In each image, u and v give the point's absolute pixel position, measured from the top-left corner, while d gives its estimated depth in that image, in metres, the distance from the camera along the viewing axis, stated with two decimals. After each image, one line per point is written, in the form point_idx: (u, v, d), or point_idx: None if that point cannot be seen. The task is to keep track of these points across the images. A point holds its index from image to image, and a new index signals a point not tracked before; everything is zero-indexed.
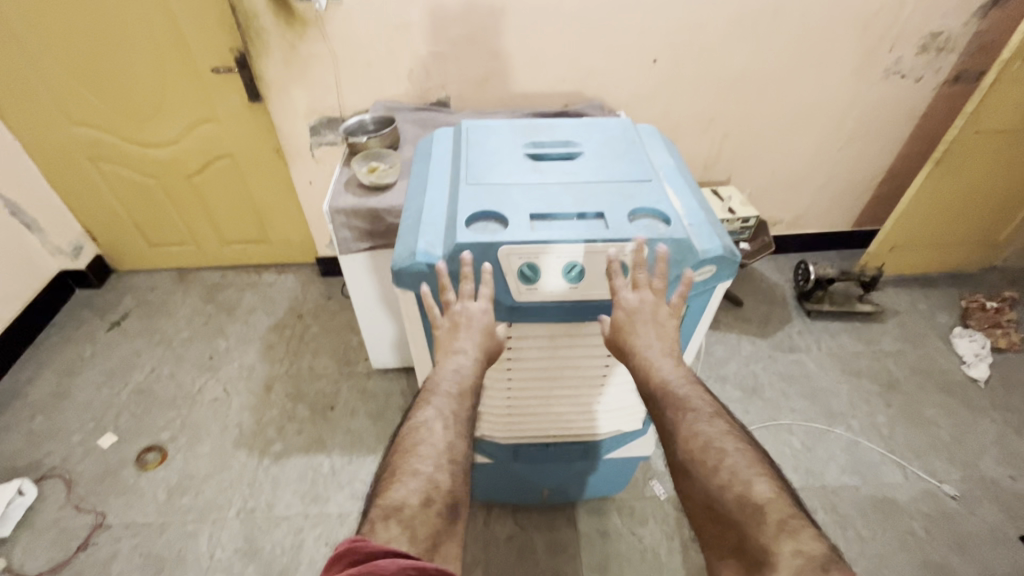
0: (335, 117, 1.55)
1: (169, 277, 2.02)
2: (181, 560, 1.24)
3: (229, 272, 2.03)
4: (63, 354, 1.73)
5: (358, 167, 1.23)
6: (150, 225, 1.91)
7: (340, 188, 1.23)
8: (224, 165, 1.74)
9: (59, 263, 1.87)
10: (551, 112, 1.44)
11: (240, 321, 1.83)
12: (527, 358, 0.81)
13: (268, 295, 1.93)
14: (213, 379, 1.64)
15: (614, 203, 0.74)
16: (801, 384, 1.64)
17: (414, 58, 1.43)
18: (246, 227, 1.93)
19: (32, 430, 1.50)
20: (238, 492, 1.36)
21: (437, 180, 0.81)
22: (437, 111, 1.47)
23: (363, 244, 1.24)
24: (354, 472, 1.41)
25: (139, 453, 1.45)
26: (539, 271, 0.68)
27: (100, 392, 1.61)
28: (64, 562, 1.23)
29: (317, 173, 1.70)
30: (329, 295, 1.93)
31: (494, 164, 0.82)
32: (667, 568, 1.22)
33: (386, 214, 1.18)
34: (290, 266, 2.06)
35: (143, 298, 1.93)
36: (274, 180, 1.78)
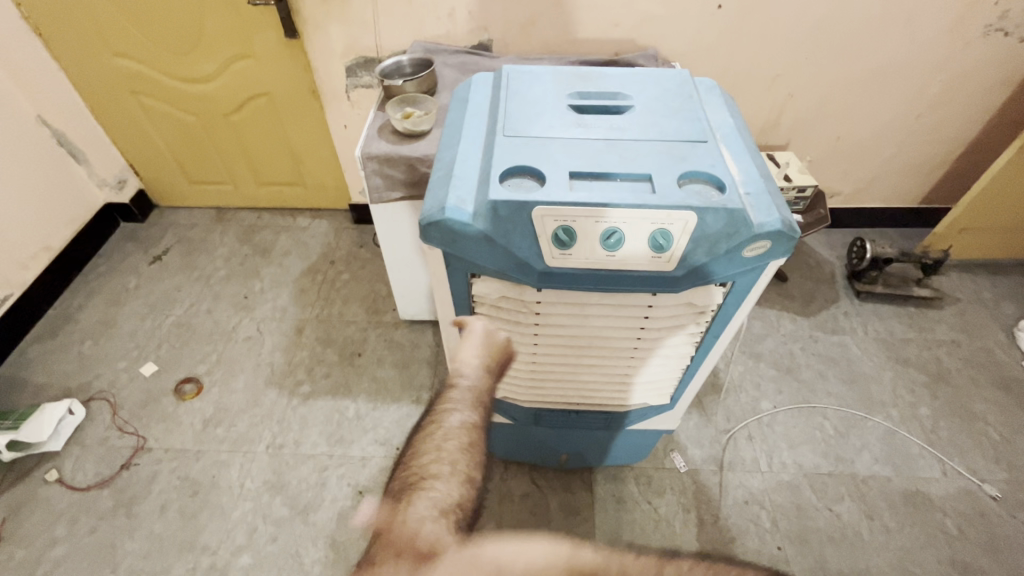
0: (372, 58, 1.48)
1: (208, 215, 2.05)
2: (215, 486, 1.31)
3: (265, 213, 2.05)
4: (110, 284, 1.80)
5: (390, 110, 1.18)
6: (190, 162, 1.92)
7: (375, 135, 1.19)
8: (261, 105, 1.71)
9: (105, 195, 1.91)
10: (600, 61, 1.34)
11: (275, 263, 1.86)
12: (555, 325, 0.77)
13: (302, 239, 1.94)
14: (247, 318, 1.68)
15: (664, 164, 0.67)
16: (841, 367, 1.56)
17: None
18: (282, 169, 1.92)
19: (82, 353, 1.59)
20: (268, 428, 1.42)
21: (473, 130, 0.76)
22: (478, 55, 1.38)
23: (395, 193, 1.20)
24: (378, 418, 1.44)
25: (178, 383, 1.52)
26: (575, 236, 0.63)
27: (143, 323, 1.68)
28: (110, 478, 1.32)
29: (352, 117, 1.66)
30: (361, 243, 1.93)
31: (535, 116, 0.75)
32: (680, 540, 1.22)
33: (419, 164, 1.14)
34: (324, 211, 2.05)
35: (183, 235, 1.97)
36: (310, 122, 1.75)
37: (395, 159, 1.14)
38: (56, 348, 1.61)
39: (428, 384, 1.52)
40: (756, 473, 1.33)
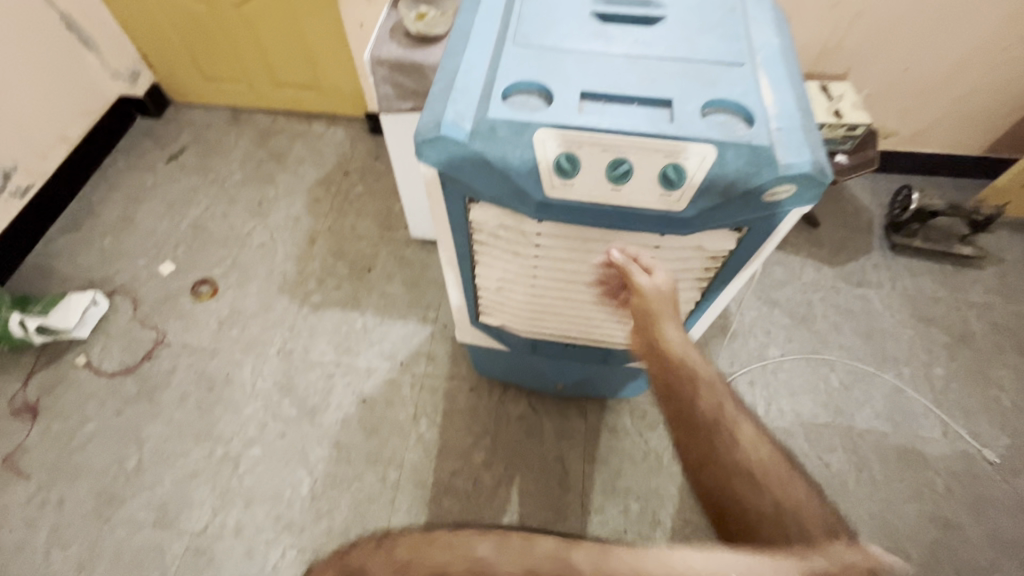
0: None
1: (223, 115, 1.99)
2: (230, 384, 1.38)
3: (280, 117, 1.98)
4: (129, 181, 1.80)
5: (404, 8, 1.08)
6: (203, 56, 1.84)
7: (387, 35, 1.09)
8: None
9: (119, 87, 1.87)
10: None
11: (289, 170, 1.83)
12: (555, 258, 0.74)
13: (317, 147, 1.89)
14: (261, 225, 1.69)
15: (688, 89, 0.59)
16: (860, 322, 1.50)
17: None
18: (296, 69, 1.83)
19: (104, 248, 1.64)
20: (279, 333, 1.47)
21: (484, 36, 0.68)
22: None
23: (406, 104, 1.12)
24: (385, 333, 1.47)
25: (194, 284, 1.56)
26: (578, 164, 0.57)
27: (161, 222, 1.70)
28: (133, 367, 1.41)
29: (368, 14, 1.53)
30: (377, 155, 1.87)
31: (553, 24, 0.67)
32: (666, 471, 1.26)
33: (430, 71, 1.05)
34: (340, 118, 1.97)
35: (199, 134, 1.94)
36: (324, 17, 1.63)
37: (405, 65, 1.06)
38: (79, 241, 1.65)
39: (436, 303, 1.53)
40: None
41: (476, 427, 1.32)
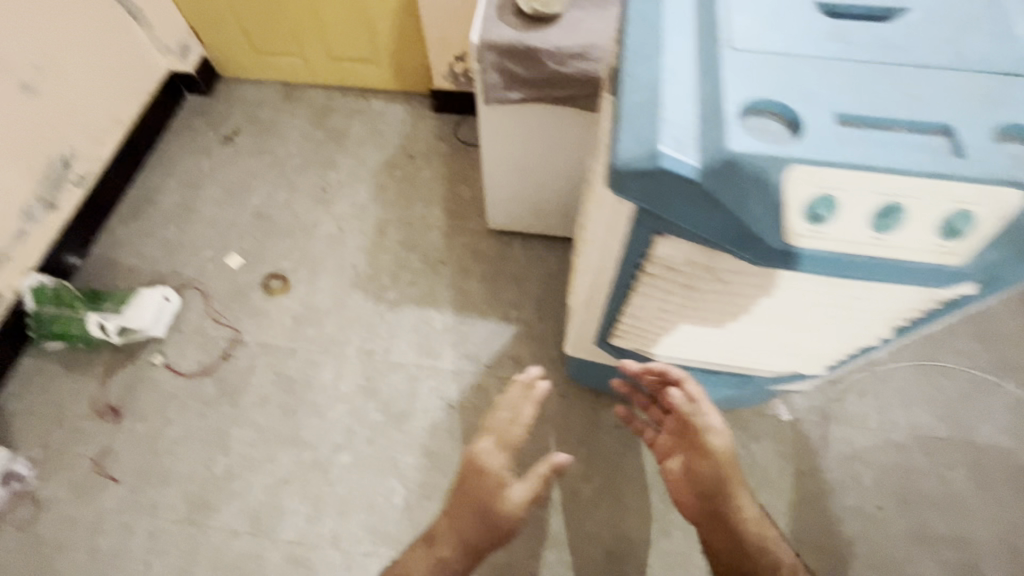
0: None
1: (275, 91, 1.87)
2: (310, 386, 1.34)
3: (336, 93, 1.86)
4: (184, 165, 1.72)
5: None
6: (255, 29, 1.72)
7: (493, 13, 0.97)
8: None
9: (169, 63, 1.76)
10: None
11: (350, 153, 1.72)
12: (741, 294, 0.65)
13: (377, 127, 1.77)
14: (327, 214, 1.60)
15: (969, 109, 0.48)
16: (977, 325, 1.39)
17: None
18: (356, 41, 1.69)
19: (167, 239, 1.57)
20: (357, 332, 1.41)
21: (680, 34, 0.56)
22: None
23: (513, 94, 0.99)
24: (467, 333, 1.40)
25: (264, 279, 1.50)
26: (837, 208, 0.48)
27: (222, 211, 1.62)
28: (212, 367, 1.36)
29: None
30: (442, 135, 1.75)
31: (772, 16, 0.55)
32: (774, 485, 1.20)
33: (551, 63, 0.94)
34: (399, 93, 1.84)
35: (252, 113, 1.83)
36: None
37: (516, 51, 0.94)
38: (142, 231, 1.59)
39: (516, 301, 1.44)
40: (862, 429, 1.26)
41: (569, 437, 1.26)
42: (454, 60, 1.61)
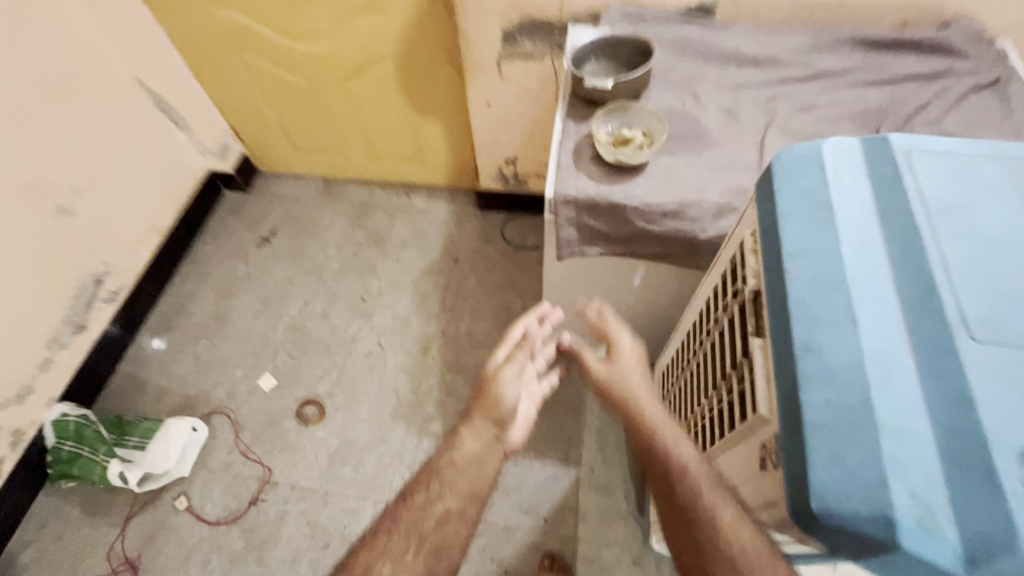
0: (542, 22, 1.10)
1: (315, 187, 1.81)
2: (347, 541, 1.19)
3: (377, 189, 1.78)
4: (220, 270, 1.64)
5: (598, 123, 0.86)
6: (296, 128, 1.65)
7: (572, 163, 0.85)
8: (382, 70, 1.40)
9: (208, 162, 1.70)
10: (880, 57, 0.93)
11: (392, 258, 1.63)
12: None
13: (421, 228, 1.69)
14: (367, 328, 1.50)
15: None
16: None
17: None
18: (401, 142, 1.62)
19: (198, 355, 1.48)
20: (399, 473, 1.26)
21: (885, 325, 0.49)
22: (701, 28, 0.98)
23: (592, 248, 0.87)
24: (521, 477, 1.25)
25: (299, 405, 1.38)
26: None
27: (257, 323, 1.52)
28: (239, 515, 1.23)
29: (500, 94, 1.29)
30: (488, 237, 1.64)
31: (999, 311, 0.48)
32: None
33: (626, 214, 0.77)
34: (443, 190, 1.76)
35: (291, 212, 1.76)
36: (443, 91, 1.41)
37: (602, 207, 0.82)
38: (174, 346, 1.50)
39: (576, 439, 1.28)
40: None
41: None
42: (505, 165, 1.51)
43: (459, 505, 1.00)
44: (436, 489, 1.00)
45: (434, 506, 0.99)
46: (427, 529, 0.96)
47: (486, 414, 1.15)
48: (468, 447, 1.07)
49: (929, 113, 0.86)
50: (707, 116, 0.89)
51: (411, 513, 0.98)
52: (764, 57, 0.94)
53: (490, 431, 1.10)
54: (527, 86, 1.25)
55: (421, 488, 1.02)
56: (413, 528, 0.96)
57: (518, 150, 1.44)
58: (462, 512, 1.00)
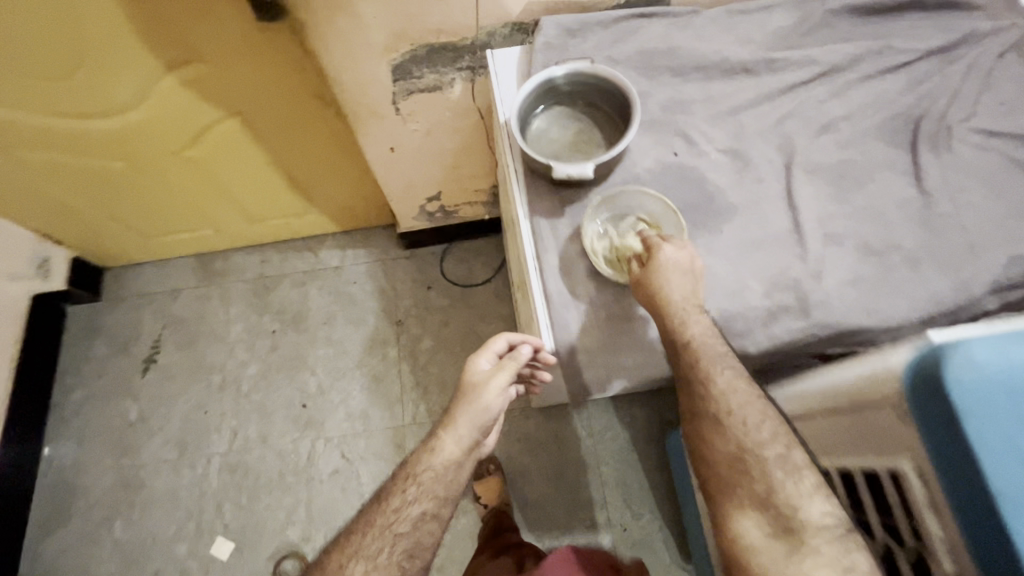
0: (445, 46, 0.79)
1: (188, 271, 1.41)
2: None
3: (270, 253, 1.42)
4: (105, 420, 1.29)
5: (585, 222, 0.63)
6: (136, 216, 1.23)
7: (563, 288, 0.62)
8: (225, 131, 1.01)
9: (26, 288, 1.25)
10: (887, 27, 0.73)
11: (321, 340, 1.33)
12: None
13: (342, 290, 1.38)
14: (321, 441, 1.24)
15: None
16: None
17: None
18: (285, 200, 1.26)
19: (120, 542, 1.18)
20: None
21: None
22: (666, 32, 0.72)
23: (615, 385, 0.68)
24: None
25: (273, 564, 1.15)
26: None
27: (180, 477, 1.23)
28: None
29: (403, 136, 0.97)
30: (428, 281, 1.37)
31: None
32: None
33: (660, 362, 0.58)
34: (355, 233, 1.42)
35: (169, 313, 1.37)
36: (323, 138, 1.05)
37: (620, 343, 0.61)
38: (83, 540, 1.19)
39: (598, 497, 1.17)
40: None
41: None
42: (427, 202, 1.21)
43: (433, 497, 0.59)
44: (410, 499, 0.59)
45: (361, 566, 0.57)
46: (392, 524, 0.59)
47: (467, 423, 0.61)
48: (433, 463, 0.60)
49: (961, 102, 0.69)
50: (710, 166, 0.67)
51: (331, 574, 0.57)
52: (755, 59, 0.71)
53: (477, 433, 0.61)
54: (439, 119, 0.94)
55: (355, 528, 0.60)
56: (358, 556, 0.58)
57: (440, 184, 1.15)
58: (408, 570, 0.57)
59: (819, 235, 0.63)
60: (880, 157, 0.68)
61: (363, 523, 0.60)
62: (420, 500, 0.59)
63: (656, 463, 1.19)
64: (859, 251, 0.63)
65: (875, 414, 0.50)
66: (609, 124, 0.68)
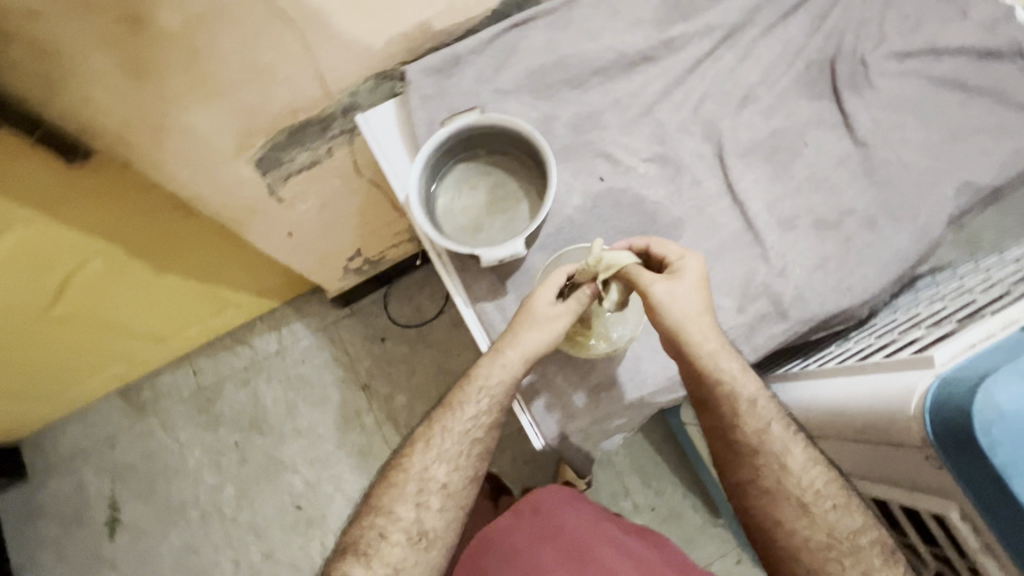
0: (305, 124, 0.66)
1: (115, 411, 1.25)
2: None
3: (198, 361, 1.26)
4: None
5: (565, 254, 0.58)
6: (31, 388, 1.06)
7: (533, 373, 0.57)
8: (91, 275, 0.82)
9: None
10: None
11: (289, 434, 1.23)
12: None
13: (292, 374, 1.25)
14: (329, 537, 1.17)
15: None
16: None
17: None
18: (191, 313, 1.09)
19: None
20: None
21: None
22: (545, 37, 0.63)
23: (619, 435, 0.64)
24: None
25: None
26: None
27: None
28: None
29: (297, 216, 0.84)
30: (381, 333, 1.26)
31: None
32: None
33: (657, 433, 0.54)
34: (283, 310, 1.27)
35: (113, 464, 1.23)
36: (207, 247, 0.87)
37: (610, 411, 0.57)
38: None
39: (620, 489, 1.17)
40: None
41: None
42: (351, 261, 1.07)
43: (504, 408, 0.56)
44: (483, 412, 0.56)
45: (443, 469, 0.56)
46: (467, 430, 0.56)
47: (519, 353, 0.53)
48: (505, 378, 0.54)
49: (870, 29, 0.64)
50: (641, 181, 0.62)
51: (414, 473, 0.56)
52: (652, 44, 0.63)
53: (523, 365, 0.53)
54: (331, 188, 0.81)
55: (432, 423, 0.58)
56: (437, 458, 0.56)
57: (358, 241, 1.00)
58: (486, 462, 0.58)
59: (772, 224, 0.59)
60: (806, 116, 0.63)
61: (437, 426, 0.57)
62: (491, 412, 0.56)
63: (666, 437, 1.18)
64: (816, 228, 0.59)
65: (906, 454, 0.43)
66: (522, 168, 0.60)
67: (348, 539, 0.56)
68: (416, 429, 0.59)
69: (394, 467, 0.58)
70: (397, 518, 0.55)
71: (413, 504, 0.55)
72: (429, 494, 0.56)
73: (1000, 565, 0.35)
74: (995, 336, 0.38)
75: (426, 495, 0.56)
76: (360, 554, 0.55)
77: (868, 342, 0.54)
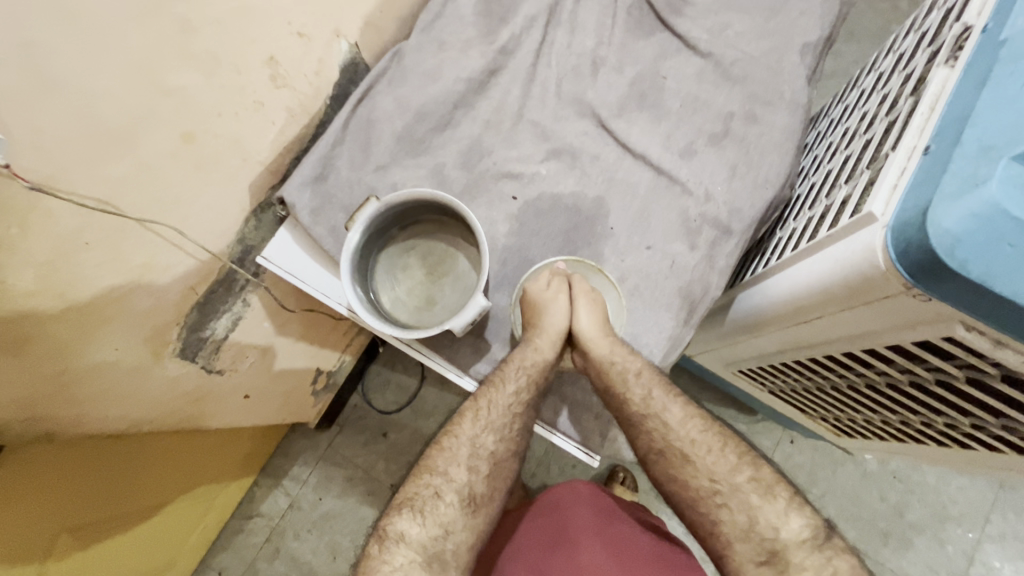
0: (214, 285, 0.62)
1: None
2: None
3: (220, 560, 1.16)
4: None
5: (587, 259, 0.61)
6: None
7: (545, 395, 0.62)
8: (60, 566, 0.70)
9: None
10: None
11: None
12: None
13: (318, 517, 1.17)
14: None
15: None
16: None
17: (266, 22, 0.53)
18: (184, 525, 0.98)
19: None
20: None
21: None
22: (393, 98, 0.62)
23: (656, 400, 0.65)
24: None
25: None
26: None
27: None
28: None
29: (248, 376, 0.75)
30: (381, 429, 1.20)
31: None
32: None
33: (668, 425, 0.55)
34: (275, 463, 1.19)
35: None
36: (167, 455, 0.80)
37: (663, 400, 0.56)
38: None
39: None
40: None
41: (899, 473, 1.05)
42: (315, 383, 0.93)
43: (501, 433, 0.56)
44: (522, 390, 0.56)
45: (492, 437, 0.55)
46: (510, 405, 0.56)
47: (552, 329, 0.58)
48: (496, 400, 0.56)
49: None
50: (549, 180, 0.63)
51: (465, 440, 0.55)
52: (490, 57, 0.64)
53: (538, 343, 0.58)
54: (266, 335, 0.74)
55: (477, 398, 0.57)
56: (486, 427, 0.55)
57: (319, 363, 0.90)
58: (526, 437, 0.58)
59: (676, 159, 0.62)
60: (650, 54, 0.66)
61: (484, 399, 0.56)
62: (528, 389, 0.57)
63: (698, 381, 1.12)
64: (713, 143, 0.63)
65: (854, 323, 0.49)
66: (439, 226, 0.60)
67: (398, 498, 0.53)
68: (462, 400, 0.58)
69: (442, 435, 0.56)
70: (450, 479, 0.53)
71: (466, 466, 0.54)
72: (480, 461, 0.54)
73: (1015, 351, 0.38)
74: (907, 169, 0.42)
75: (479, 461, 0.54)
76: (414, 511, 0.51)
77: (808, 216, 0.58)
